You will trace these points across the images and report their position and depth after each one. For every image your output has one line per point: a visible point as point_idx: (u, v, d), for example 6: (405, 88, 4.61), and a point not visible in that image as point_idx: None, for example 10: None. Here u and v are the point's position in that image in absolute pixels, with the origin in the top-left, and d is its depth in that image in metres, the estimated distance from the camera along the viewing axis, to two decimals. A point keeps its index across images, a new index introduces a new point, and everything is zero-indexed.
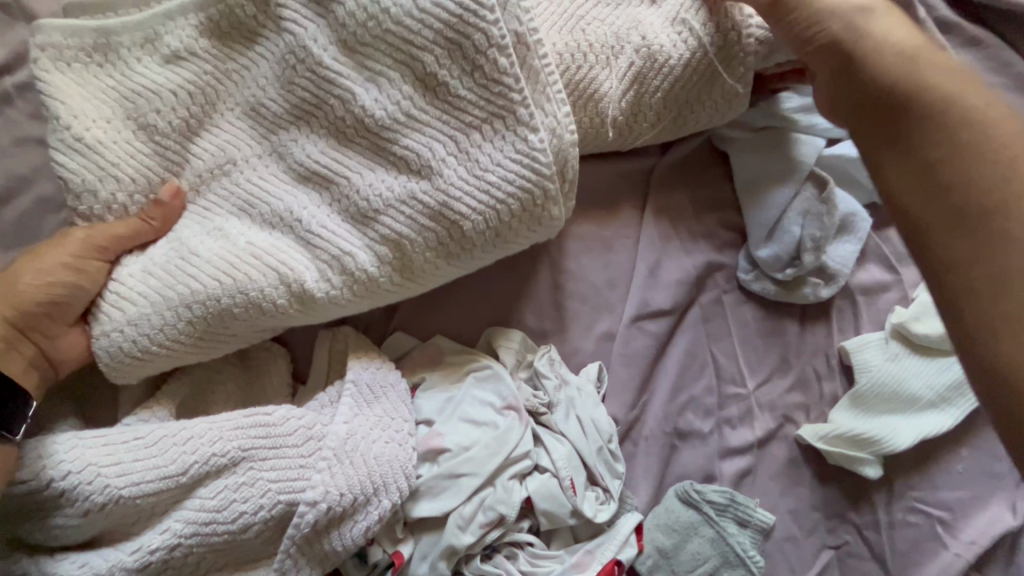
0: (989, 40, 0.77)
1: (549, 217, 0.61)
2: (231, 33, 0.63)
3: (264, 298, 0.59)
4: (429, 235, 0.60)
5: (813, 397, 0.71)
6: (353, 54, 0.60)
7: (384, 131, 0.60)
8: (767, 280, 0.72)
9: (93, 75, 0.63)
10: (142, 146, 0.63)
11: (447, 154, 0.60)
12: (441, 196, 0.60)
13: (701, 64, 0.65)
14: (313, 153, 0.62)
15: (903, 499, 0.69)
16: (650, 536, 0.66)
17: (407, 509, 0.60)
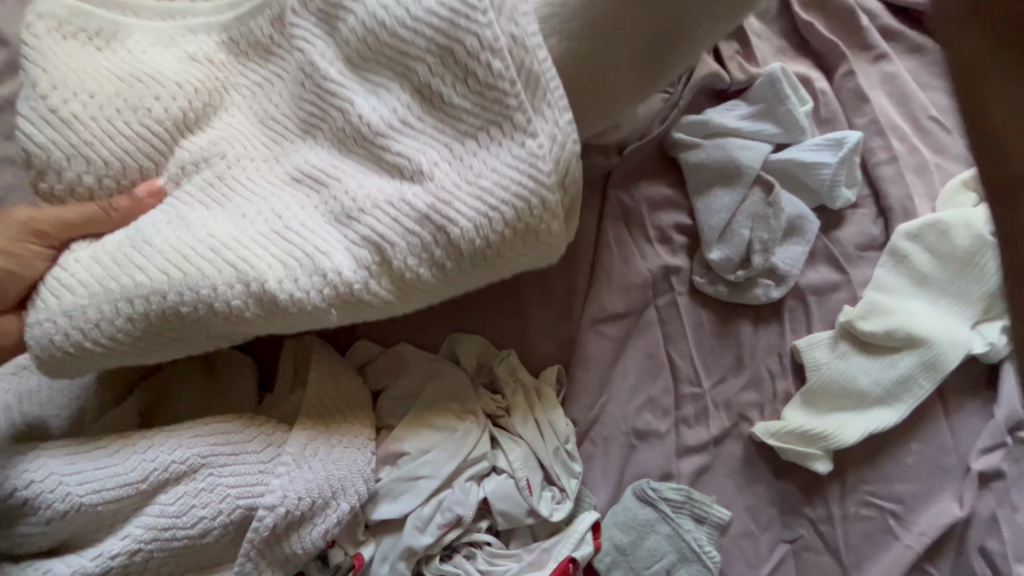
0: (932, 46, 0.80)
1: (546, 232, 0.56)
2: (251, 48, 0.62)
3: (220, 299, 0.55)
4: (413, 240, 0.55)
5: (768, 395, 0.73)
6: (361, 71, 0.58)
7: (377, 138, 0.57)
8: (720, 282, 0.74)
9: (89, 55, 0.61)
10: (122, 128, 0.60)
11: (441, 160, 0.56)
12: (430, 199, 0.55)
13: None
14: (310, 162, 0.60)
15: (855, 493, 0.71)
16: (608, 534, 0.68)
17: (368, 511, 0.62)
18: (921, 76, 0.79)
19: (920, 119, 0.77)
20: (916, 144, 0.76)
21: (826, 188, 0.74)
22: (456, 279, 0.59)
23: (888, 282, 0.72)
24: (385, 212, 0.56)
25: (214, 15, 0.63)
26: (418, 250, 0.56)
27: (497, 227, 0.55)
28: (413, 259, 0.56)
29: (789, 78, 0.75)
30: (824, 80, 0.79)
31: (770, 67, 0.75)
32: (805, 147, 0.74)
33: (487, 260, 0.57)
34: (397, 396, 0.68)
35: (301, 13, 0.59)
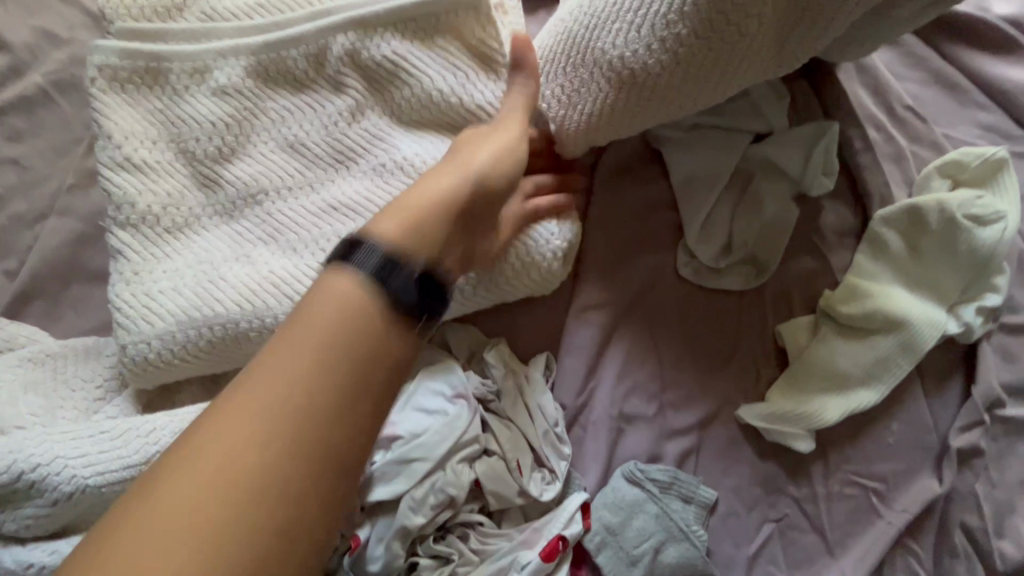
0: (905, 38, 0.82)
1: (546, 269, 0.69)
2: (290, 87, 0.69)
3: (276, 325, 0.63)
4: None
5: (752, 378, 0.75)
6: (405, 125, 0.70)
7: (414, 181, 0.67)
8: (703, 270, 0.76)
9: (144, 96, 0.68)
10: (180, 168, 0.67)
11: None
12: None
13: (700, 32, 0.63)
14: (345, 192, 0.67)
15: (838, 472, 0.73)
16: (598, 514, 0.70)
17: (363, 494, 0.64)
18: (894, 67, 0.82)
19: (895, 108, 0.79)
20: (891, 132, 0.78)
21: (805, 176, 0.76)
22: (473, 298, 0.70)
23: (867, 266, 0.74)
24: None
25: (239, 38, 0.68)
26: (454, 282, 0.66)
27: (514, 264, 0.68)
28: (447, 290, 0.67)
29: None
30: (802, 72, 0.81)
31: None
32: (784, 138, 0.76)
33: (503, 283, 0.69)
34: None
35: (345, 73, 0.69)
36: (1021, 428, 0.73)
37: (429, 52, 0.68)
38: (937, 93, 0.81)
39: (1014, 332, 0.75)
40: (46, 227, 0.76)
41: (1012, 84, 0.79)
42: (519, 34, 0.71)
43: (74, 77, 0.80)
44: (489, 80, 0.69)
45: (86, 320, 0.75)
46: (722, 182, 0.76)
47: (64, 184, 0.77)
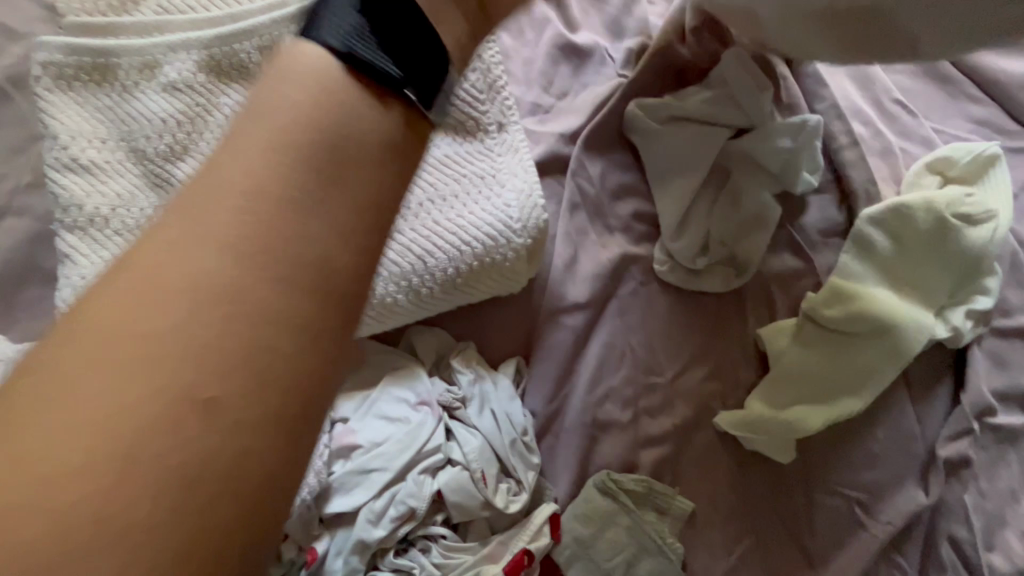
0: None
1: (512, 269, 0.66)
2: (245, 81, 0.67)
3: None
4: (395, 270, 0.63)
5: (731, 384, 0.72)
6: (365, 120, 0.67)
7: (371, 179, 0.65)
8: (681, 271, 0.73)
9: (91, 92, 0.65)
10: (130, 167, 0.65)
11: (422, 198, 0.64)
12: (411, 235, 0.63)
13: None
14: None
15: (822, 482, 0.70)
16: (568, 526, 0.67)
17: (322, 505, 0.62)
18: None
19: (883, 101, 0.76)
20: (878, 127, 0.75)
21: (785, 174, 0.73)
22: (437, 302, 0.67)
23: (852, 267, 0.71)
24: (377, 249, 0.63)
25: (189, 32, 0.65)
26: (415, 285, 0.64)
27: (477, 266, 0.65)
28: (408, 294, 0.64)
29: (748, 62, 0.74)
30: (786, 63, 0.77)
31: (729, 51, 0.74)
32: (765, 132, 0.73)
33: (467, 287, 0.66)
34: (354, 389, 0.67)
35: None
36: (1013, 436, 0.69)
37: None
38: (928, 85, 0.77)
39: (1006, 336, 0.72)
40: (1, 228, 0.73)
41: (1008, 76, 0.75)
42: None
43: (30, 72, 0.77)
44: None
45: (42, 322, 0.72)
46: (701, 178, 0.74)
47: (21, 182, 0.75)
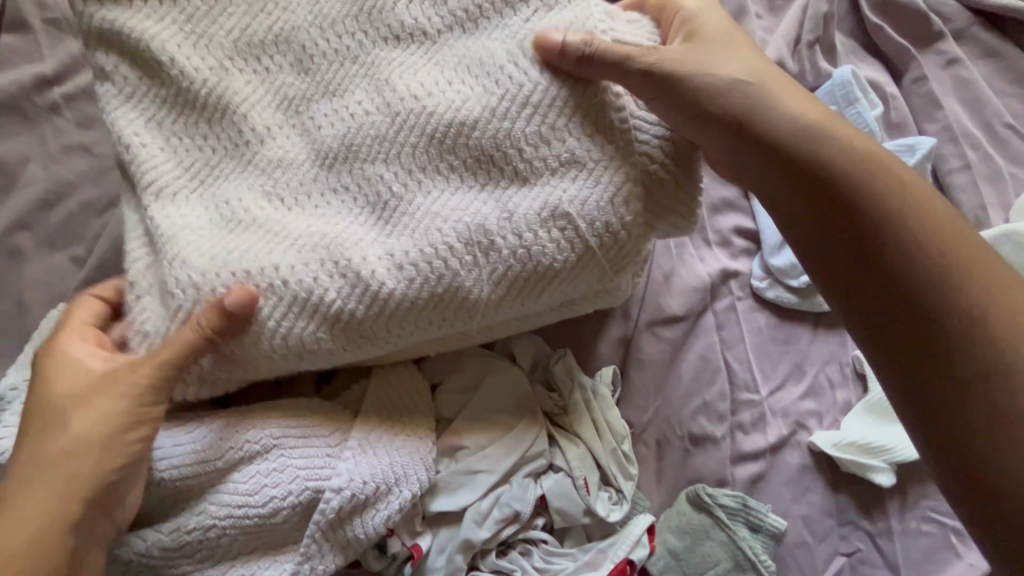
0: (1007, 50, 0.78)
1: (619, 292, 0.63)
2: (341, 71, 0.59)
3: (306, 346, 0.55)
4: (499, 273, 0.54)
5: (827, 404, 0.72)
6: (499, 77, 0.55)
7: (488, 163, 0.55)
8: (781, 287, 0.73)
9: (202, 27, 0.58)
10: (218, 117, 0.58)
11: (531, 187, 0.54)
12: (514, 238, 0.54)
13: (587, 259, 0.55)
14: (393, 177, 0.56)
15: (916, 507, 0.70)
16: (662, 537, 0.68)
17: (426, 503, 0.63)
18: (993, 82, 0.77)
19: (994, 125, 0.75)
20: (989, 152, 0.74)
21: None
22: (538, 315, 0.63)
23: None
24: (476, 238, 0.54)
25: None
26: (512, 276, 0.55)
27: (583, 259, 0.55)
28: (504, 288, 0.55)
29: (859, 81, 0.73)
30: (894, 84, 0.77)
31: (840, 69, 0.73)
32: None
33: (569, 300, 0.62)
34: (456, 390, 0.68)
35: (446, 36, 0.58)
36: None
37: (537, 10, 0.56)
38: None
39: None
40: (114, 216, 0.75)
41: None
42: None
43: None
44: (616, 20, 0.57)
45: None
46: None
47: None
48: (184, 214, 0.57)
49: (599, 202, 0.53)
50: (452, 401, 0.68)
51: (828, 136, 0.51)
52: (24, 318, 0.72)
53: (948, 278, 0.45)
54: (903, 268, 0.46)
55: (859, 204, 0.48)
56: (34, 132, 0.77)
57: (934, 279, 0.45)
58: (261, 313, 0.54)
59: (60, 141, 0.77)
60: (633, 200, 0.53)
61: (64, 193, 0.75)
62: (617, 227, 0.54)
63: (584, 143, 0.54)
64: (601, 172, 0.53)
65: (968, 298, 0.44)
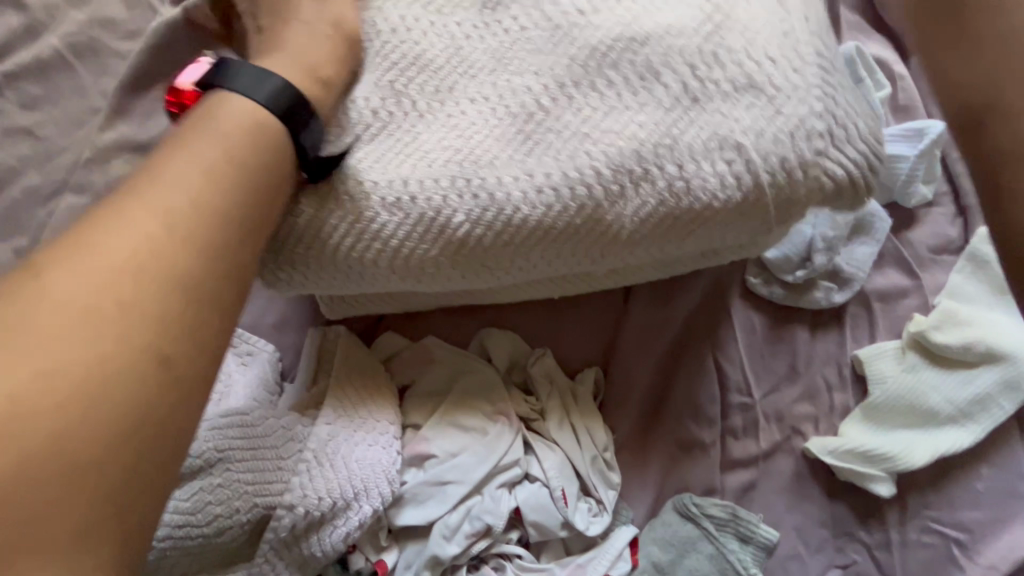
0: None
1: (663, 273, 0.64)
2: None
3: (315, 281, 0.55)
4: (468, 253, 0.52)
5: (823, 408, 0.67)
6: (562, 7, 0.52)
7: (578, 86, 0.51)
8: (776, 283, 0.68)
9: None
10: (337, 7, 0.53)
11: (589, 154, 0.50)
12: (503, 240, 0.52)
13: (582, 252, 0.53)
14: (443, 140, 0.51)
15: (917, 518, 0.65)
16: (646, 551, 0.63)
17: (391, 516, 0.58)
18: None
19: None
20: None
21: (902, 184, 0.68)
22: (580, 280, 0.63)
23: (961, 289, 0.66)
24: (520, 124, 0.51)
25: None
26: (491, 220, 0.51)
27: (582, 223, 0.51)
28: (509, 231, 0.51)
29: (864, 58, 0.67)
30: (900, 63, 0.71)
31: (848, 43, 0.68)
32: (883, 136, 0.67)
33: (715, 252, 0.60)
34: (427, 393, 0.64)
35: None
36: None
37: None
38: None
39: None
40: (62, 204, 0.70)
41: None
42: None
43: (93, 41, 0.72)
44: None
45: None
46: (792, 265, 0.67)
47: (82, 156, 0.70)
48: None
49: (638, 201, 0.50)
50: (420, 401, 0.63)
51: None
52: None
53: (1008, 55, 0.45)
54: (1017, 111, 0.44)
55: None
56: None
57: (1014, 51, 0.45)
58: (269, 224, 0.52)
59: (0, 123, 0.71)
60: (817, 138, 0.50)
61: (8, 180, 0.70)
62: (731, 194, 0.50)
63: (717, 74, 0.50)
64: (682, 116, 0.50)
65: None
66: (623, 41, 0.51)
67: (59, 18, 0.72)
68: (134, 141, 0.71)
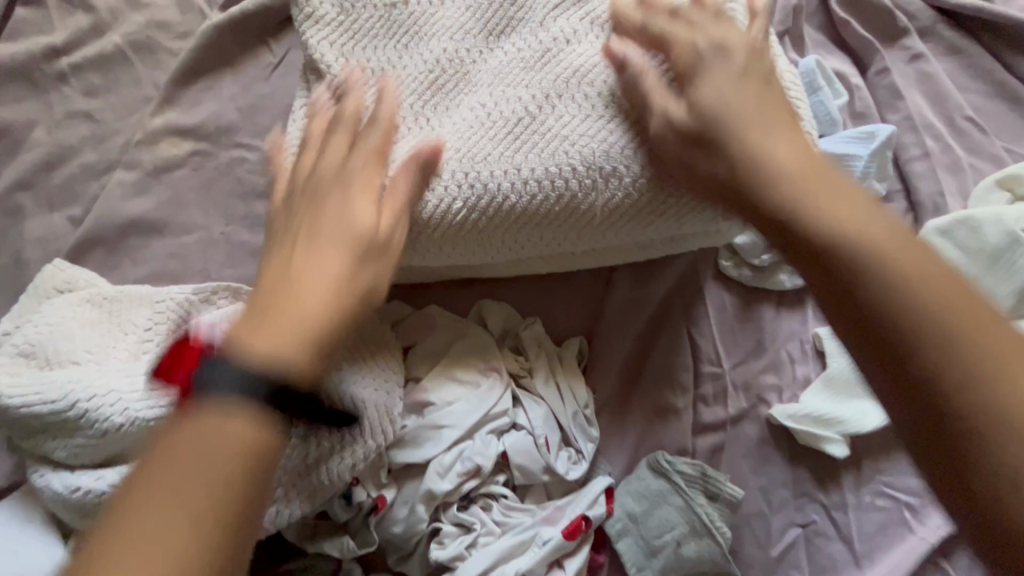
0: (969, 48, 0.81)
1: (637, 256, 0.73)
2: (480, 19, 0.64)
3: None
4: (461, 233, 0.61)
5: (787, 379, 0.74)
6: (551, 34, 0.62)
7: (560, 96, 0.60)
8: (745, 266, 0.76)
9: None
10: (365, 30, 0.64)
11: (566, 151, 0.59)
12: (493, 220, 0.60)
13: (560, 234, 0.62)
14: (444, 137, 0.60)
15: (871, 482, 0.72)
16: (621, 500, 0.70)
17: (392, 455, 0.65)
18: (955, 79, 0.80)
19: (955, 119, 0.78)
20: (948, 143, 0.77)
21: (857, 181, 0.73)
22: (563, 259, 0.71)
23: None
24: (510, 126, 0.60)
25: None
26: (484, 206, 0.59)
27: (561, 209, 0.60)
28: (498, 214, 0.60)
29: (824, 71, 0.76)
30: (859, 76, 0.79)
31: (810, 56, 0.77)
32: (840, 137, 0.73)
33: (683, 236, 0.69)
34: (427, 352, 0.71)
35: None
36: None
37: None
38: (998, 106, 0.79)
39: None
40: (112, 178, 0.79)
41: None
42: None
43: (149, 39, 0.82)
44: None
45: (140, 269, 0.78)
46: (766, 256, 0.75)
47: (133, 139, 0.80)
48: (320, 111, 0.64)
49: (608, 190, 0.59)
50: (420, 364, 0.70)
51: (831, 208, 0.44)
52: (24, 272, 0.77)
53: (942, 324, 0.39)
54: (947, 346, 0.38)
55: (842, 257, 0.42)
56: (41, 99, 0.81)
57: (909, 303, 0.39)
58: None
59: (65, 107, 0.81)
60: None
61: (67, 156, 0.80)
62: (685, 188, 0.59)
63: None
64: None
65: (933, 323, 0.39)
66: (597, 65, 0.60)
67: (121, 20, 0.83)
68: (179, 126, 0.80)
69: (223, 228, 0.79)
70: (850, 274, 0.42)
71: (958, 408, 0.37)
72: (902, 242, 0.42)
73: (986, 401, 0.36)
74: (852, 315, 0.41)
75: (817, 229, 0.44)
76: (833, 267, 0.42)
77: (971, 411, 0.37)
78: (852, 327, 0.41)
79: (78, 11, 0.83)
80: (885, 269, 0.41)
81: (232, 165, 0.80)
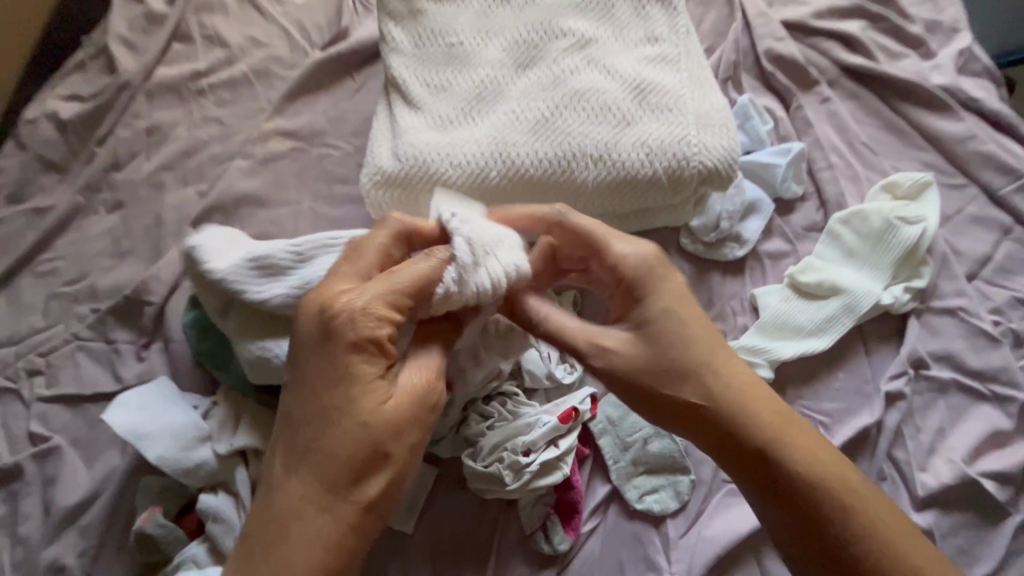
0: (864, 94, 1.10)
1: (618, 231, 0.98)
2: (513, 62, 0.95)
3: (398, 205, 0.90)
4: (490, 193, 0.88)
5: (730, 326, 0.98)
6: (560, 69, 0.92)
7: (564, 107, 0.89)
8: (699, 241, 1.00)
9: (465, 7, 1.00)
10: (435, 69, 0.96)
11: (565, 142, 0.86)
12: (513, 186, 0.87)
13: (559, 198, 0.88)
14: (483, 131, 0.89)
15: (793, 404, 0.94)
16: (603, 409, 0.93)
17: None
18: (855, 115, 1.09)
19: (853, 143, 1.06)
20: (848, 159, 1.05)
21: (779, 181, 1.02)
22: None
23: (823, 249, 0.99)
24: (529, 125, 0.88)
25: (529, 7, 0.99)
26: (507, 174, 0.86)
27: (560, 179, 0.86)
28: (516, 181, 0.87)
29: (755, 106, 1.06)
30: (783, 111, 1.09)
31: (746, 94, 1.08)
32: (769, 152, 1.02)
33: (650, 211, 0.95)
34: None
35: (593, 42, 0.94)
36: (939, 385, 0.93)
37: (638, 43, 0.95)
38: (886, 136, 1.08)
39: (941, 314, 0.96)
40: (232, 164, 1.07)
41: (942, 133, 1.05)
42: (671, 31, 0.96)
43: (265, 68, 1.13)
44: (650, 46, 0.94)
45: (247, 230, 1.05)
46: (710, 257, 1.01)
47: (250, 137, 1.09)
48: (401, 115, 0.94)
49: (592, 167, 0.86)
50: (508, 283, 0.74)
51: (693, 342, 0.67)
52: (164, 229, 1.04)
53: (763, 416, 0.65)
54: (788, 455, 0.63)
55: (707, 378, 0.66)
56: (184, 107, 1.10)
57: (747, 405, 0.65)
58: (380, 169, 0.89)
59: (201, 113, 1.10)
60: (695, 142, 0.86)
61: (200, 148, 1.08)
62: (646, 169, 0.85)
63: (642, 104, 0.88)
64: (620, 127, 0.87)
65: (766, 416, 0.65)
66: (591, 88, 0.89)
67: (246, 54, 1.14)
68: (284, 130, 1.09)
69: (311, 203, 1.06)
70: (660, 354, 0.67)
71: (829, 534, 0.61)
72: (702, 315, 0.69)
73: (814, 490, 0.62)
74: (712, 431, 0.66)
75: (637, 343, 0.68)
76: (684, 394, 0.66)
77: (832, 542, 0.61)
78: (728, 435, 0.65)
79: (215, 47, 1.14)
80: (729, 387, 0.66)
81: (320, 158, 1.08)
